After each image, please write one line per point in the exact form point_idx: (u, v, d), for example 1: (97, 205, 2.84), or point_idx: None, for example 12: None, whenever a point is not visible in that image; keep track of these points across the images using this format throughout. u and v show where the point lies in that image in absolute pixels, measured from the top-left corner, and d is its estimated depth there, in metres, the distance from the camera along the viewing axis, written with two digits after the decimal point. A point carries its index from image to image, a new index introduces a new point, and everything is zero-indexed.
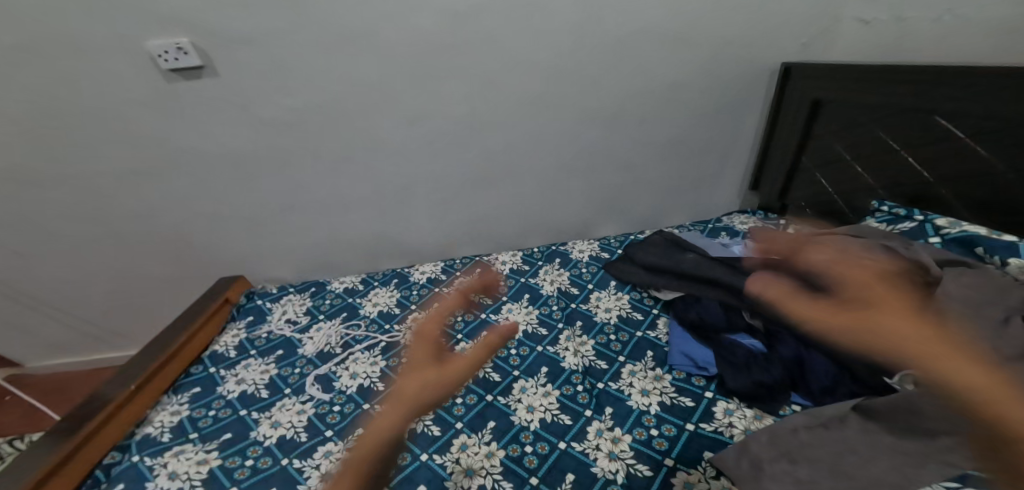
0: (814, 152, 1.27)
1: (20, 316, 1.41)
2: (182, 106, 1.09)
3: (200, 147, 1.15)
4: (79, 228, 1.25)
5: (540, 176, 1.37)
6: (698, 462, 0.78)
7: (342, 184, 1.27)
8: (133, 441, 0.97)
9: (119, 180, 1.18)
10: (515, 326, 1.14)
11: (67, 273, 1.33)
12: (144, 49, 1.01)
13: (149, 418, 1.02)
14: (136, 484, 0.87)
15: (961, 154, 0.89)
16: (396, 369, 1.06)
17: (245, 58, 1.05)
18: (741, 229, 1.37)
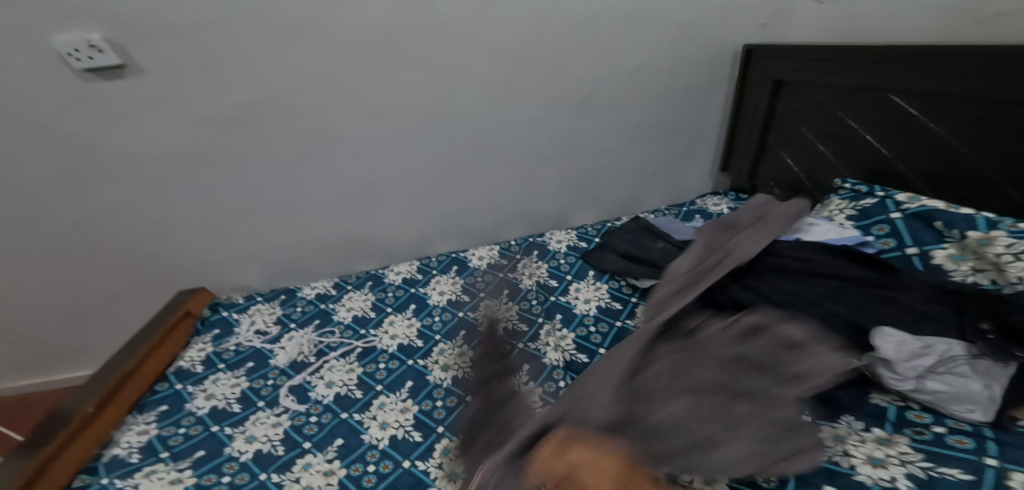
0: (779, 132, 1.28)
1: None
2: (106, 107, 1.01)
3: (143, 153, 1.08)
4: (18, 243, 1.17)
5: (510, 167, 1.34)
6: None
7: (304, 184, 1.22)
8: (101, 462, 0.92)
9: (55, 192, 1.10)
10: None
11: (10, 293, 1.25)
12: (50, 46, 0.92)
13: (115, 439, 0.97)
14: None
15: (916, 130, 0.92)
16: (375, 375, 1.04)
17: (171, 52, 0.97)
18: (713, 211, 1.38)
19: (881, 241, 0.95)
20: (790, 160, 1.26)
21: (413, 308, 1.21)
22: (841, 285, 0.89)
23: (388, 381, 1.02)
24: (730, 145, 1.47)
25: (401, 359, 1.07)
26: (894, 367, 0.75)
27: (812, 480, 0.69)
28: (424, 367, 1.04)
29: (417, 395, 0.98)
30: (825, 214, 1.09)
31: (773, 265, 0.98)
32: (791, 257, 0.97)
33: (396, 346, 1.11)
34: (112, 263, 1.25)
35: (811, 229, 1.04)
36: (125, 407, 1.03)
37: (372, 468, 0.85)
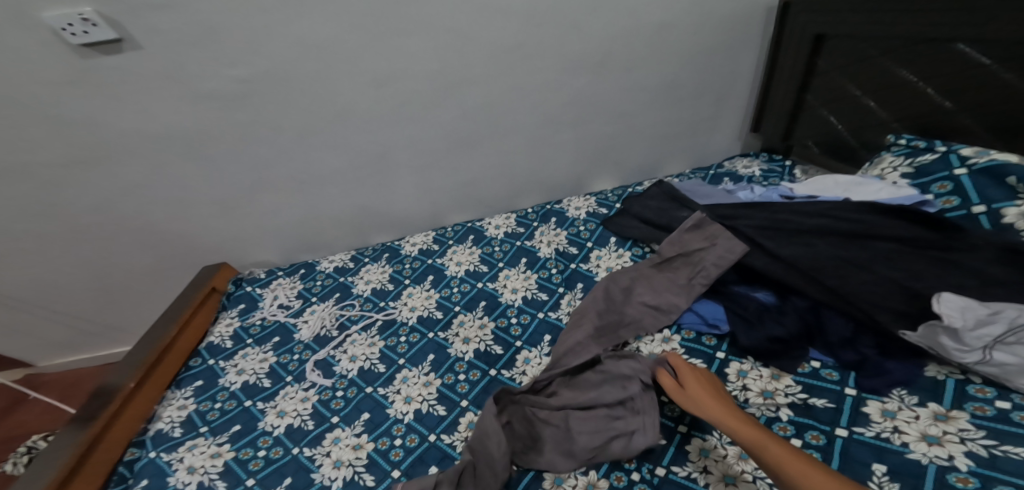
0: (818, 89, 1.17)
1: (9, 318, 1.36)
2: (109, 84, 0.98)
3: (151, 131, 1.06)
4: (39, 226, 1.17)
5: (525, 131, 1.27)
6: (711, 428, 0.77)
7: (313, 158, 1.18)
8: (147, 437, 0.96)
9: (69, 173, 1.09)
10: (514, 293, 1.09)
11: (39, 275, 1.27)
12: (43, 23, 0.89)
13: (158, 414, 1.00)
14: (158, 479, 0.87)
15: (987, 82, 0.82)
16: (396, 348, 1.03)
17: (166, 24, 0.93)
18: (743, 173, 1.29)
19: (941, 200, 0.86)
20: (832, 119, 1.15)
21: (431, 280, 1.18)
22: (892, 248, 0.82)
23: (410, 354, 1.01)
24: (762, 104, 1.36)
25: (422, 332, 1.05)
26: (959, 336, 0.68)
27: (861, 458, 0.68)
28: (445, 340, 1.02)
29: (440, 369, 0.96)
30: (876, 172, 0.99)
31: (815, 227, 0.90)
32: (836, 218, 0.89)
33: (416, 318, 1.09)
34: (133, 242, 1.25)
35: (860, 187, 0.94)
36: (163, 383, 1.06)
37: (398, 442, 0.85)
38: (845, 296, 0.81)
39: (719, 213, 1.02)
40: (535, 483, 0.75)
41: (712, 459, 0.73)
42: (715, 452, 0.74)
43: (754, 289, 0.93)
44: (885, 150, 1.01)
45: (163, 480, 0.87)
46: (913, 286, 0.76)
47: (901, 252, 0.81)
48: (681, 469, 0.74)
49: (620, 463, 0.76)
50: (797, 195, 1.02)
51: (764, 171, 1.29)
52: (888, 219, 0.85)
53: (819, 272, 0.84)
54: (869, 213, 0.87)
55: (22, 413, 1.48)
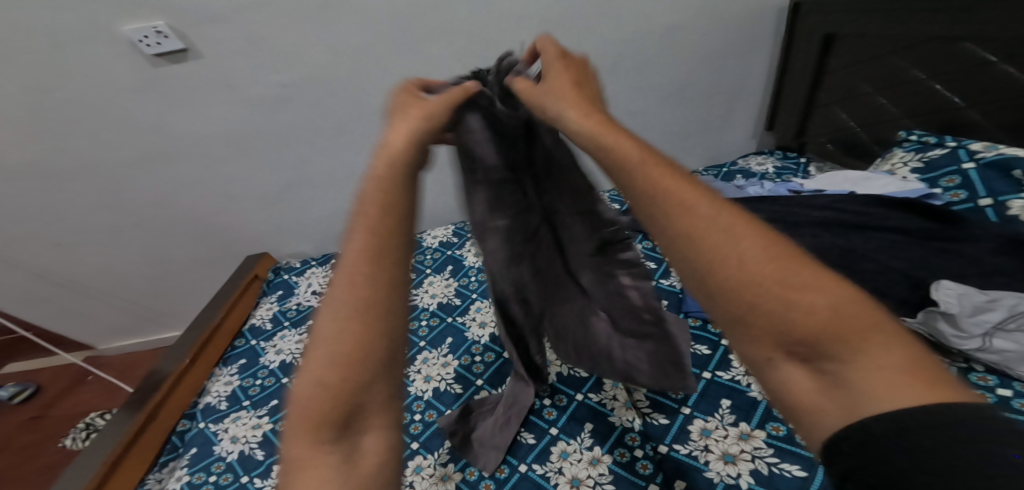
0: (831, 88, 1.19)
1: (76, 302, 1.50)
2: (172, 88, 1.09)
3: (205, 131, 1.17)
4: (106, 217, 1.30)
5: None
6: (715, 409, 0.81)
7: (345, 156, 1.28)
8: (198, 409, 1.07)
9: (135, 169, 1.21)
10: None
11: (103, 262, 1.40)
12: (119, 35, 1.00)
13: (207, 389, 1.11)
14: (206, 446, 0.97)
15: (987, 74, 0.82)
16: (418, 331, 1.10)
17: (223, 36, 1.04)
18: (756, 170, 1.31)
19: (949, 194, 0.89)
20: (845, 117, 1.17)
21: (450, 270, 1.25)
22: (898, 239, 0.84)
23: (430, 337, 1.08)
24: (776, 101, 1.37)
25: (441, 316, 1.12)
26: (957, 322, 0.70)
27: None
28: (462, 324, 1.09)
29: (458, 351, 1.03)
30: (887, 168, 1.01)
31: (821, 219, 0.92)
32: (840, 211, 0.92)
33: (436, 304, 1.16)
34: (185, 233, 1.38)
35: (868, 183, 0.96)
36: (211, 361, 1.16)
37: (418, 417, 0.92)
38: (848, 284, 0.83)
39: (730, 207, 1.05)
40: (541, 456, 0.81)
41: (713, 438, 0.77)
42: (716, 432, 0.77)
43: None
44: (899, 145, 1.02)
45: (209, 448, 0.96)
46: (915, 276, 0.78)
47: (903, 243, 0.84)
48: (683, 447, 0.77)
49: (624, 440, 0.80)
50: (805, 189, 1.04)
51: (778, 168, 1.30)
52: (889, 212, 0.87)
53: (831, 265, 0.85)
54: (871, 207, 0.90)
55: (85, 392, 1.62)
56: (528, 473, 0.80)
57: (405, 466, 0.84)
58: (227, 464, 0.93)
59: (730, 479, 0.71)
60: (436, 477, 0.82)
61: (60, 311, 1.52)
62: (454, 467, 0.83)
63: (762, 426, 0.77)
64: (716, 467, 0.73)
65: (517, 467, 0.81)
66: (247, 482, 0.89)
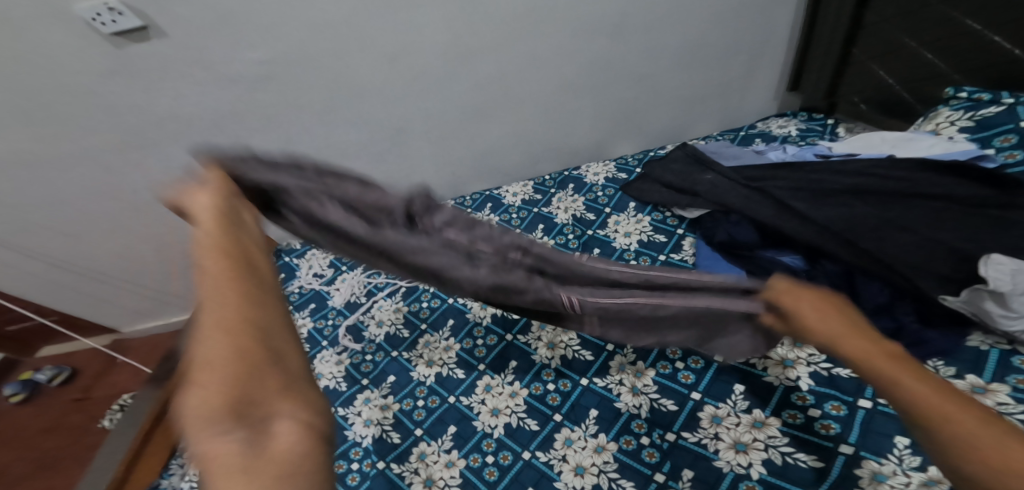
0: (865, 43, 1.13)
1: (93, 289, 1.57)
2: (136, 67, 1.10)
3: (180, 111, 1.19)
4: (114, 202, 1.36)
5: (539, 100, 1.36)
6: (727, 395, 0.77)
7: (343, 133, 1.32)
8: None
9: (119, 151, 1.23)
10: None
11: (111, 244, 1.46)
12: (74, 14, 1.00)
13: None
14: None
15: None
16: (419, 313, 1.09)
17: (188, 13, 1.05)
18: (778, 132, 1.26)
19: (1004, 154, 0.82)
20: (881, 73, 1.11)
21: None
22: (944, 207, 0.80)
23: (432, 319, 1.06)
24: (802, 62, 1.34)
25: (443, 298, 1.11)
26: (1006, 302, 0.65)
27: (883, 430, 0.66)
28: (464, 304, 1.06)
29: (460, 333, 1.01)
30: (931, 128, 0.94)
31: (853, 187, 0.88)
32: (879, 177, 0.88)
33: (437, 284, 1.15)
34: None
35: (909, 144, 0.92)
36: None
37: (421, 403, 0.90)
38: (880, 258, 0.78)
39: (748, 175, 1.03)
40: (544, 443, 0.79)
41: (724, 426, 0.73)
42: (727, 420, 0.73)
43: (781, 253, 0.92)
44: (944, 104, 0.95)
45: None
46: (961, 249, 0.73)
47: (949, 211, 0.79)
48: (692, 434, 0.74)
49: (630, 427, 0.77)
50: (834, 154, 1.01)
51: (802, 131, 1.24)
52: (933, 177, 0.83)
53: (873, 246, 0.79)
54: (909, 171, 0.86)
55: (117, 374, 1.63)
56: (532, 461, 0.78)
57: (409, 454, 0.83)
58: None
59: (741, 469, 0.68)
60: (440, 463, 0.81)
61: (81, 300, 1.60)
62: (458, 453, 0.81)
63: (778, 413, 0.72)
64: (726, 455, 0.70)
65: (520, 455, 0.79)
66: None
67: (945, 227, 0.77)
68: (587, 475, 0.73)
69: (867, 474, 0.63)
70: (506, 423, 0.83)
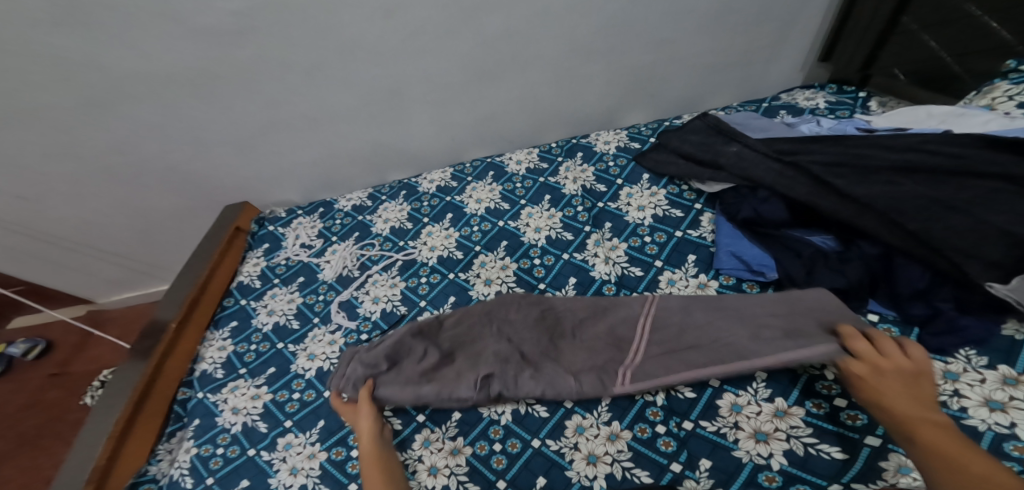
0: (918, 12, 1.16)
1: (68, 258, 1.66)
2: (78, 16, 1.06)
3: (141, 69, 1.16)
4: (94, 162, 1.37)
5: (549, 62, 1.33)
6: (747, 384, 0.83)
7: (327, 95, 1.29)
8: (194, 377, 1.18)
9: (87, 109, 1.23)
10: (537, 233, 1.24)
11: (107, 202, 1.49)
12: None
13: (201, 354, 1.23)
14: (209, 418, 1.09)
15: None
16: (416, 289, 1.21)
17: None
18: (805, 105, 1.38)
19: None
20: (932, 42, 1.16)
21: (451, 218, 1.35)
22: (999, 185, 0.84)
23: (431, 296, 1.18)
24: (837, 32, 1.36)
25: (442, 273, 1.22)
26: None
27: None
28: (465, 280, 1.19)
29: None
30: (987, 101, 1.05)
31: (904, 162, 0.94)
32: (930, 152, 0.92)
33: (436, 259, 1.26)
34: (162, 180, 1.46)
35: (961, 118, 0.99)
36: (203, 324, 1.29)
37: None
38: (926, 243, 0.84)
39: (778, 148, 1.10)
40: (554, 432, 0.83)
41: (745, 414, 0.79)
42: (748, 408, 0.80)
43: (811, 233, 1.03)
44: (1003, 77, 1.04)
45: (213, 420, 1.08)
46: (1013, 231, 0.78)
47: (1003, 191, 0.83)
48: (711, 423, 0.80)
49: (646, 415, 0.83)
50: (880, 128, 1.08)
51: (832, 103, 1.36)
52: (984, 153, 0.87)
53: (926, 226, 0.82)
54: (961, 147, 0.90)
55: (93, 348, 1.81)
56: (542, 448, 0.82)
57: (412, 441, 0.86)
58: (232, 437, 1.04)
59: (761, 459, 0.73)
60: (445, 451, 0.84)
61: (68, 260, 1.67)
62: (463, 441, 0.85)
63: (801, 402, 0.78)
64: (747, 446, 0.75)
65: (530, 442, 0.83)
66: (254, 454, 1.00)
67: (997, 202, 0.82)
68: (601, 463, 0.78)
69: (892, 466, 0.68)
70: (514, 409, 0.88)
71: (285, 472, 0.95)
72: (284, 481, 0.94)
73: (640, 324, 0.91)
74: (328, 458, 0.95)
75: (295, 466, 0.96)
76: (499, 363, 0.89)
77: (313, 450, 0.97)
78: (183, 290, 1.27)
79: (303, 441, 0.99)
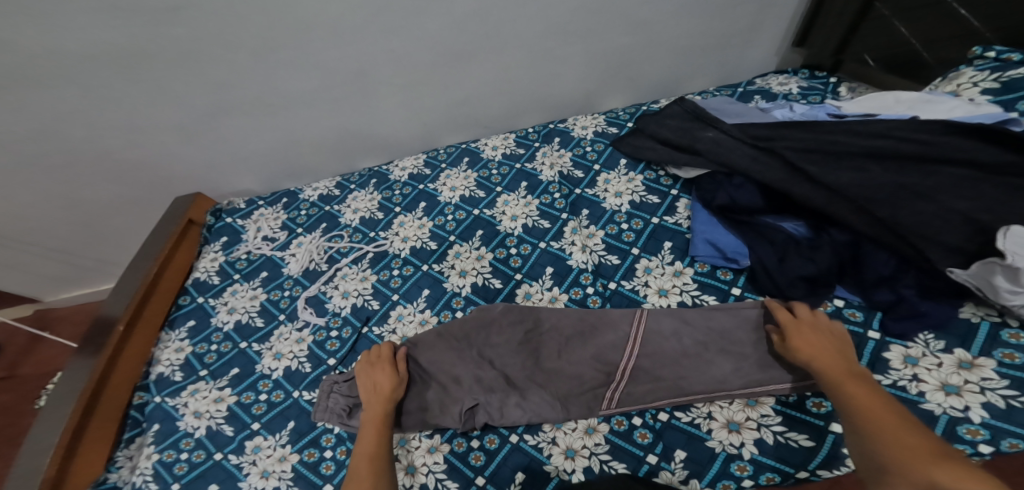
0: None
1: (4, 256, 1.46)
2: None
3: (77, 50, 1.02)
4: (38, 147, 1.19)
5: (526, 43, 1.20)
6: (915, 335, 0.74)
7: (292, 79, 1.16)
8: (150, 380, 1.02)
9: (13, 89, 1.06)
10: (551, 171, 1.19)
11: (48, 192, 1.31)
12: None
13: (155, 357, 1.06)
14: (169, 422, 0.93)
15: None
16: (445, 226, 1.14)
17: None
18: (778, 90, 1.24)
19: None
20: None
21: (467, 162, 1.29)
22: None
23: (526, 269, 1.00)
24: None
25: (467, 210, 1.16)
26: None
27: None
28: (492, 217, 1.13)
29: (563, 283, 0.96)
30: (951, 89, 0.94)
31: None
32: None
33: (459, 198, 1.20)
34: (105, 170, 1.29)
35: (928, 105, 0.88)
36: (156, 323, 1.11)
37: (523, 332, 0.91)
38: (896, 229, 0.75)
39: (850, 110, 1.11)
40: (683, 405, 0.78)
41: (923, 367, 0.70)
42: (925, 360, 0.71)
43: None
44: None
45: (173, 424, 0.93)
46: None
47: (972, 179, 0.74)
48: (885, 377, 0.71)
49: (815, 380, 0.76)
50: (849, 113, 0.96)
51: (803, 89, 1.23)
52: None
53: (871, 201, 0.78)
54: None
55: (45, 351, 1.63)
56: (674, 420, 0.76)
57: (541, 424, 0.80)
58: (197, 441, 0.90)
59: (957, 412, 0.65)
60: (579, 430, 0.78)
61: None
62: (597, 418, 0.79)
63: (985, 353, 0.69)
64: (935, 398, 0.67)
65: (658, 416, 0.77)
66: (221, 458, 0.86)
67: None
68: (745, 430, 0.72)
69: None
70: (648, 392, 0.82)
71: (256, 475, 0.83)
72: (254, 486, 0.82)
73: (628, 346, 0.82)
74: (300, 459, 0.83)
75: (265, 469, 0.83)
76: (560, 406, 0.79)
77: (284, 452, 0.85)
78: (136, 280, 1.09)
79: (272, 443, 0.86)
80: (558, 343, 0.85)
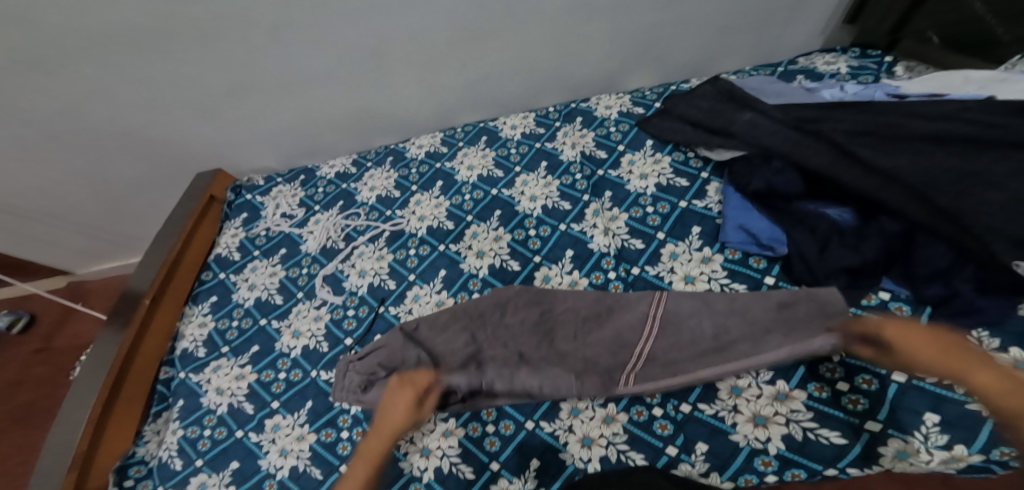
0: None
1: (31, 231, 1.49)
2: None
3: (94, 27, 1.01)
4: (60, 124, 1.20)
5: (547, 19, 1.14)
6: (967, 331, 0.68)
7: (305, 56, 1.13)
8: (175, 356, 1.03)
9: (35, 67, 1.07)
10: (573, 151, 1.15)
11: (73, 169, 1.32)
12: None
13: (179, 332, 1.07)
14: (192, 399, 0.94)
15: None
16: (463, 206, 1.11)
17: None
18: (824, 70, 1.16)
19: None
20: None
21: (485, 141, 1.25)
22: None
23: (545, 251, 0.97)
24: None
25: (485, 190, 1.13)
26: None
27: None
28: (511, 198, 1.09)
29: (584, 267, 0.93)
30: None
31: None
32: None
33: (476, 178, 1.16)
34: (126, 147, 1.30)
35: (1002, 84, 0.80)
36: (179, 300, 1.12)
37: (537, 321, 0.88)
38: (955, 219, 0.69)
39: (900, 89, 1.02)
40: (707, 395, 0.74)
41: None
42: None
43: None
44: None
45: (197, 401, 0.94)
46: None
47: None
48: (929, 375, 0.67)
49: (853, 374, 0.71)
50: (911, 94, 0.88)
51: (853, 68, 1.14)
52: None
53: (928, 189, 0.71)
54: None
55: (76, 323, 1.68)
56: (697, 413, 0.73)
57: (558, 411, 0.78)
58: (219, 418, 0.90)
59: None
60: (597, 419, 0.75)
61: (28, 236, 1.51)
62: (616, 408, 0.76)
63: None
64: None
65: (680, 408, 0.74)
66: (243, 435, 0.87)
67: None
68: (772, 425, 0.68)
69: None
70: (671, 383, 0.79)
71: (275, 454, 0.83)
72: (274, 464, 0.82)
73: (647, 326, 0.78)
74: (317, 440, 0.83)
75: (285, 448, 0.83)
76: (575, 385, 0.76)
77: (302, 431, 0.85)
78: (157, 257, 1.10)
79: (292, 422, 0.86)
80: (574, 324, 0.81)
